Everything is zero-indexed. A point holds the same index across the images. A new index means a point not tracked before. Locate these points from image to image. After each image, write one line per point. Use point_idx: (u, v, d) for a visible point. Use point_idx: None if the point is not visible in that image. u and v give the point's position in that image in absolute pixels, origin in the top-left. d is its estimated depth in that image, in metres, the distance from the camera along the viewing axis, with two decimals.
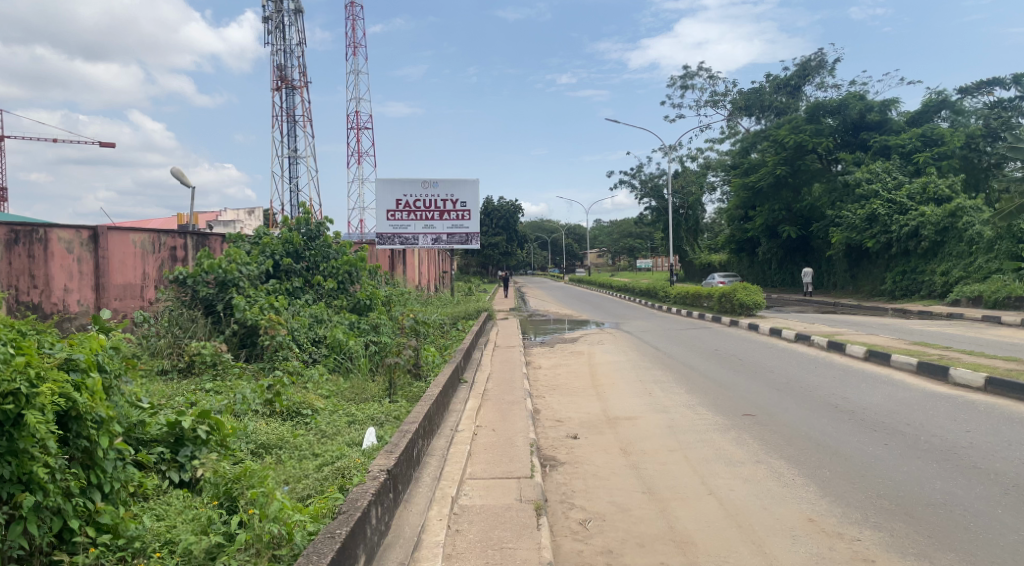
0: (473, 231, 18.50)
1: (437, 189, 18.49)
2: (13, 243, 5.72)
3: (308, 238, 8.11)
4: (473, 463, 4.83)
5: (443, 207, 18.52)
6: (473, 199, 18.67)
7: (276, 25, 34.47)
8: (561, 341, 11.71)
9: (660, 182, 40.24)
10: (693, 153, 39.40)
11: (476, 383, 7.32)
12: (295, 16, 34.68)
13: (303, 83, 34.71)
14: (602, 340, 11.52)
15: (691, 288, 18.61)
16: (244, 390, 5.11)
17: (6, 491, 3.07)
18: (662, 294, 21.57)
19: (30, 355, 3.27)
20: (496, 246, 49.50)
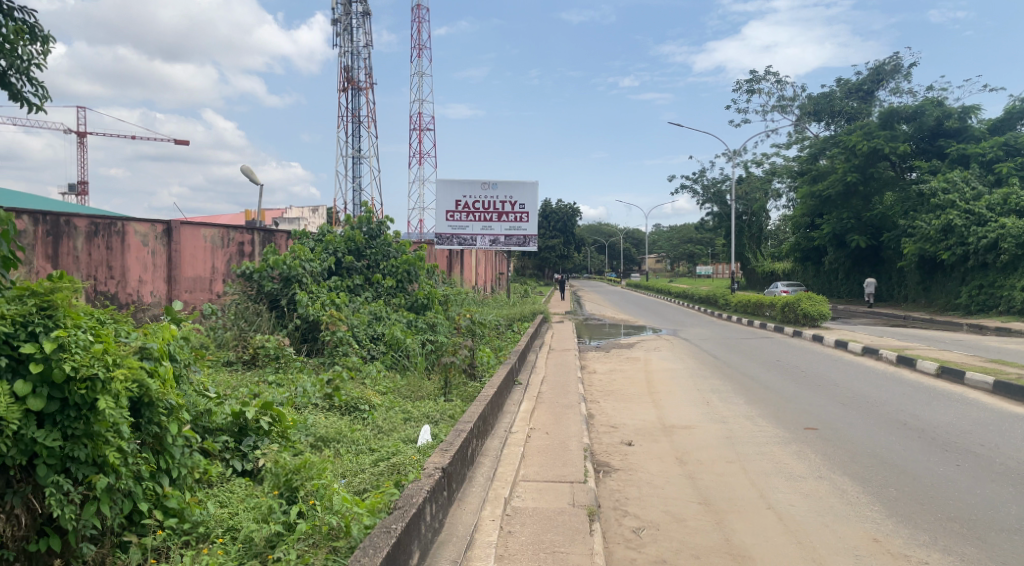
0: (531, 233, 18.49)
1: (496, 191, 18.54)
2: (93, 235, 5.97)
3: (369, 236, 8.30)
4: (526, 465, 4.83)
5: (502, 208, 18.57)
6: (531, 202, 18.57)
7: (345, 28, 35.39)
8: (617, 346, 11.62)
9: (723, 188, 39.57)
10: (757, 158, 38.57)
11: (531, 385, 7.33)
12: (362, 19, 35.45)
13: (369, 85, 35.60)
14: (659, 346, 11.38)
15: (753, 297, 18.20)
16: (305, 384, 5.26)
17: (82, 473, 3.23)
18: (722, 302, 21.17)
19: (108, 343, 3.43)
20: (553, 249, 49.55)
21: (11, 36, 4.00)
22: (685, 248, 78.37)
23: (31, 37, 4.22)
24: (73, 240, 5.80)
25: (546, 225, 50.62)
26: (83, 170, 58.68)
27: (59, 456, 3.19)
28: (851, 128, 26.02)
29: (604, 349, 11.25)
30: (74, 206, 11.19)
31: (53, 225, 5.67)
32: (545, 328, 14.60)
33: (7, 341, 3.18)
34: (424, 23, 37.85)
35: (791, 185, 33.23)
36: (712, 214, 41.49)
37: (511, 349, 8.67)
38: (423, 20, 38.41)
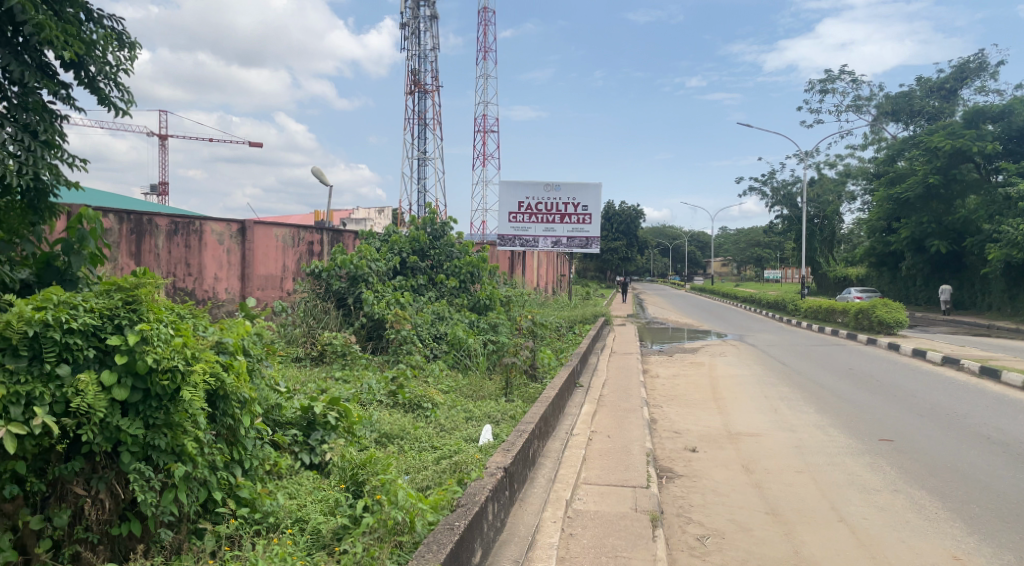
0: (594, 235, 18.43)
1: (560, 192, 18.58)
2: (173, 234, 6.23)
3: (433, 237, 8.43)
4: (588, 468, 4.81)
5: (565, 210, 18.55)
6: (595, 204, 18.49)
7: (412, 32, 36.05)
8: (681, 350, 11.43)
9: (792, 191, 38.54)
10: (829, 160, 37.39)
11: (592, 388, 7.29)
12: (430, 22, 35.95)
13: (436, 87, 36.13)
14: (724, 352, 11.14)
15: (824, 303, 17.61)
16: (370, 381, 5.37)
17: (162, 461, 3.38)
18: (792, 308, 20.57)
19: (187, 337, 3.57)
20: (615, 252, 49.15)
21: (99, 41, 4.19)
22: (749, 252, 76.52)
23: (119, 43, 4.41)
24: (154, 238, 6.05)
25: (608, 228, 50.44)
26: (164, 171, 61.60)
27: (142, 444, 3.34)
28: (932, 128, 24.98)
29: (668, 353, 11.08)
30: (160, 206, 11.76)
31: (136, 224, 5.93)
32: (606, 330, 14.52)
33: (96, 334, 3.35)
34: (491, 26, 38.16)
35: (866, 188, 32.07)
36: (781, 217, 40.43)
37: (573, 351, 8.61)
38: (489, 23, 38.73)
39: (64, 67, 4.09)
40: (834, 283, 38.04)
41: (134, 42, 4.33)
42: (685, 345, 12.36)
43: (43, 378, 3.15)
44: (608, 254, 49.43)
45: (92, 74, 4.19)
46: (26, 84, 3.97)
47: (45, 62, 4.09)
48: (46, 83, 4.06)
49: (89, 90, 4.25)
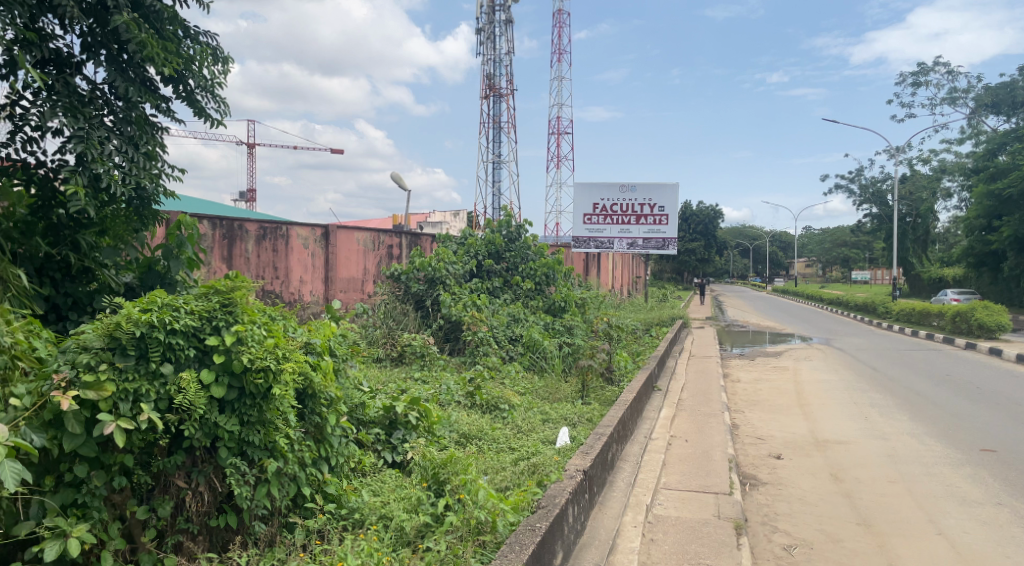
0: (671, 236, 18.13)
1: (635, 192, 18.43)
2: (262, 238, 6.50)
3: (509, 240, 8.52)
4: (667, 473, 4.74)
5: (641, 211, 18.37)
6: (671, 204, 18.19)
7: (488, 37, 36.56)
8: (764, 354, 11.11)
9: (880, 188, 36.92)
10: (921, 155, 35.58)
11: (670, 392, 7.18)
12: (505, 26, 36.22)
13: (510, 90, 36.39)
14: (809, 356, 10.77)
15: (919, 306, 16.74)
16: (449, 382, 5.48)
17: (256, 456, 3.56)
18: (884, 312, 19.65)
19: (279, 338, 3.73)
20: (692, 253, 48.11)
21: (195, 57, 4.42)
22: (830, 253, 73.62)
23: (213, 58, 4.64)
24: (245, 243, 6.32)
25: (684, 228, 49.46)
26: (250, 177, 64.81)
27: (237, 440, 3.53)
28: None
29: (749, 357, 10.78)
30: (258, 215, 12.41)
31: (228, 229, 6.19)
32: (684, 333, 14.31)
33: (196, 334, 3.52)
34: (566, 27, 38.16)
35: (964, 183, 30.36)
36: (868, 215, 38.69)
37: (650, 354, 8.49)
38: (562, 25, 38.73)
39: (164, 81, 4.32)
40: (926, 284, 36.10)
41: (228, 56, 4.53)
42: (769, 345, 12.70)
43: (149, 377, 3.34)
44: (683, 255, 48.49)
45: (189, 88, 4.41)
46: (131, 99, 4.20)
47: (148, 77, 4.32)
48: (148, 97, 4.29)
49: (187, 103, 4.47)
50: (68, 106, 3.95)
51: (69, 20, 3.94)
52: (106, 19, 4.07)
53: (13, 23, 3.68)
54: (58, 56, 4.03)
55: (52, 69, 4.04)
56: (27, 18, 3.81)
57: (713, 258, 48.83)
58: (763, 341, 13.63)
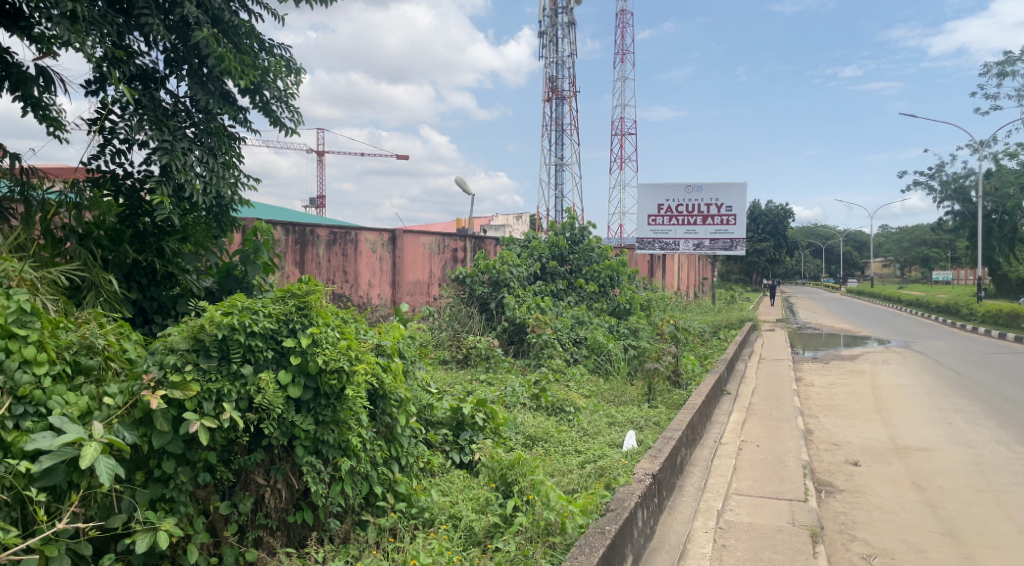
0: (739, 236, 17.71)
1: (701, 192, 18.09)
2: (332, 243, 6.64)
3: (572, 242, 8.53)
4: (738, 478, 4.65)
5: (707, 211, 18.02)
6: (739, 204, 17.75)
7: (551, 40, 36.75)
8: (838, 357, 10.74)
9: (962, 183, 35.16)
10: (1007, 148, 33.69)
11: (740, 396, 7.02)
12: (568, 28, 36.15)
13: (572, 92, 36.42)
14: (888, 360, 10.35)
15: (1009, 307, 15.83)
16: (514, 384, 5.52)
17: (330, 454, 3.67)
18: (970, 314, 18.66)
19: (351, 340, 3.85)
20: (761, 253, 46.69)
21: (271, 69, 4.58)
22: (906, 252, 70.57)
23: (287, 69, 4.79)
24: (316, 248, 6.46)
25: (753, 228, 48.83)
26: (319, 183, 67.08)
27: (313, 439, 3.64)
28: None
29: (824, 360, 10.41)
30: (341, 220, 12.97)
31: (300, 235, 6.31)
32: (753, 335, 13.99)
33: (274, 336, 3.65)
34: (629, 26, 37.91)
35: None
36: (950, 212, 36.84)
37: (718, 357, 8.31)
38: (624, 24, 38.45)
39: (242, 93, 4.49)
40: (1013, 285, 34.13)
41: (300, 67, 4.69)
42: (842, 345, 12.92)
43: (230, 377, 3.47)
44: (750, 256, 47.22)
45: (265, 98, 4.57)
46: (210, 111, 4.38)
47: (226, 90, 4.50)
48: (227, 109, 4.46)
49: (263, 113, 4.63)
50: (154, 120, 4.15)
51: (153, 37, 4.13)
52: (187, 35, 4.25)
53: (102, 42, 3.88)
54: (143, 71, 4.23)
55: (138, 84, 4.24)
56: (115, 36, 4.02)
57: (783, 258, 47.40)
58: (836, 340, 13.87)
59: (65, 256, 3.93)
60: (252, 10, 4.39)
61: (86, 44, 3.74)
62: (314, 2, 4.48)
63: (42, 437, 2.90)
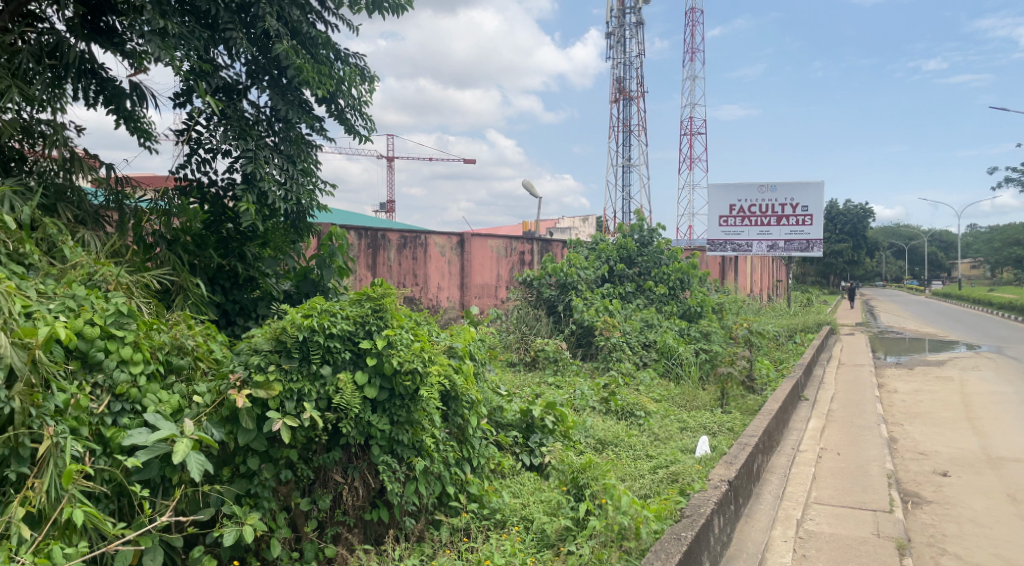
0: (816, 238, 17.29)
1: (775, 192, 17.67)
2: (403, 247, 6.76)
3: (641, 244, 8.46)
4: (818, 487, 4.51)
5: (782, 211, 17.62)
6: (817, 204, 17.32)
7: (618, 40, 36.61)
8: (924, 363, 10.26)
9: None
10: None
11: (818, 402, 6.79)
12: (636, 28, 35.74)
13: (641, 92, 36.20)
14: (978, 366, 9.82)
15: None
16: (583, 388, 5.51)
17: (405, 454, 3.75)
18: None
19: (425, 342, 3.91)
20: (838, 254, 44.90)
21: (346, 77, 4.71)
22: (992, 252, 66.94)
23: (361, 78, 4.92)
24: (387, 252, 6.59)
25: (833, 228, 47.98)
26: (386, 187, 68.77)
27: (388, 438, 3.72)
28: None
29: (907, 366, 9.97)
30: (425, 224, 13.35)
31: (372, 239, 6.44)
32: (832, 340, 13.47)
33: (351, 338, 3.75)
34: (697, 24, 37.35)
35: None
36: None
37: (794, 361, 8.07)
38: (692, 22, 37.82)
39: (319, 102, 4.62)
40: None
41: (373, 75, 4.80)
42: (927, 345, 13.41)
43: (310, 377, 3.58)
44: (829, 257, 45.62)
45: (340, 107, 4.70)
46: (289, 120, 4.54)
47: (304, 99, 4.64)
48: (304, 118, 4.60)
49: (338, 122, 4.76)
50: (238, 130, 4.33)
51: (235, 50, 4.30)
52: (267, 47, 4.41)
53: (190, 56, 4.07)
54: (227, 84, 4.41)
55: (221, 95, 4.42)
56: (201, 50, 4.20)
57: (860, 258, 45.61)
58: (921, 341, 14.38)
59: (156, 261, 4.13)
60: (328, 21, 4.51)
61: (175, 59, 3.93)
62: (387, 11, 4.57)
63: (139, 433, 3.06)
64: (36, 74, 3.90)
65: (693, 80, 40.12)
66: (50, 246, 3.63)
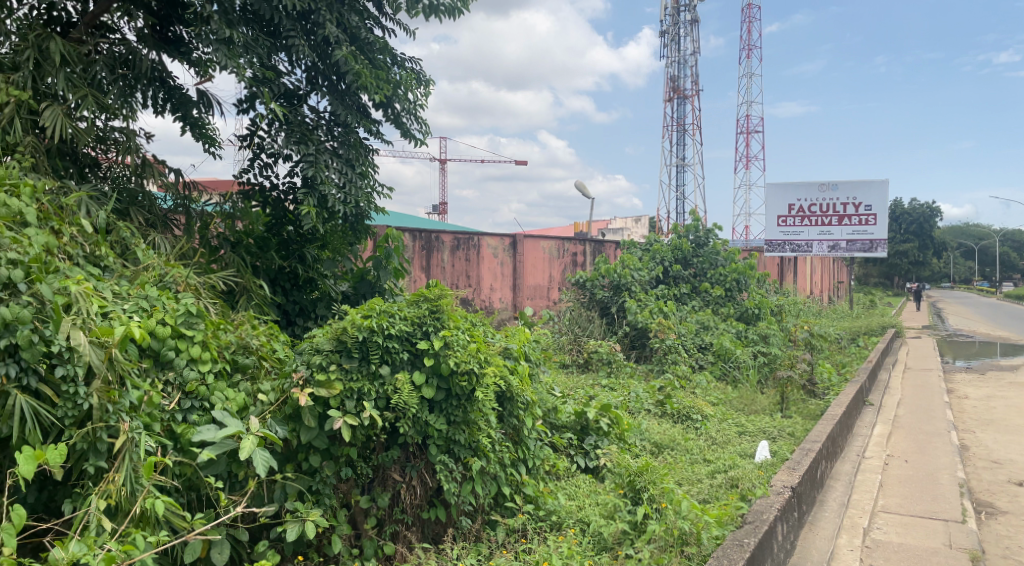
0: (881, 238, 16.80)
1: (837, 192, 17.24)
2: (456, 248, 6.81)
3: (696, 245, 8.36)
4: (886, 495, 4.37)
5: (844, 211, 17.22)
6: (881, 203, 16.91)
7: (673, 38, 36.25)
8: (997, 369, 9.84)
9: None
10: None
11: (882, 407, 6.57)
12: (691, 26, 35.28)
13: (696, 90, 35.82)
14: None
15: None
16: (638, 390, 5.47)
17: (462, 454, 3.78)
18: None
19: (481, 343, 3.93)
20: (905, 254, 43.48)
21: (403, 82, 4.78)
22: None
23: (417, 81, 4.98)
24: (441, 253, 6.65)
25: (896, 227, 46.41)
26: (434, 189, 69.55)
27: (445, 438, 3.75)
28: None
29: (979, 371, 9.57)
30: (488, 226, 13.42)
31: (426, 241, 6.51)
32: (897, 343, 13.02)
33: (409, 338, 3.78)
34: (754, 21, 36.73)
35: None
36: None
37: (857, 365, 7.83)
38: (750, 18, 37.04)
39: (376, 107, 4.70)
40: None
41: (429, 79, 4.85)
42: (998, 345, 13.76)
43: (369, 377, 3.63)
44: (897, 258, 44.10)
45: (397, 111, 4.76)
46: (348, 124, 4.63)
47: (362, 103, 4.72)
48: (362, 122, 4.68)
49: (394, 125, 4.83)
50: (299, 135, 4.43)
51: (296, 56, 4.41)
52: (327, 53, 4.50)
53: (253, 64, 4.17)
54: (287, 89, 4.52)
55: (283, 101, 4.54)
56: (264, 57, 4.31)
57: (925, 258, 43.94)
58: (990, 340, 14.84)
59: (221, 263, 4.25)
60: (386, 26, 4.58)
61: (240, 67, 4.04)
62: (443, 14, 4.61)
63: (207, 429, 3.15)
64: (108, 83, 4.04)
65: (748, 77, 39.37)
66: (124, 249, 3.77)
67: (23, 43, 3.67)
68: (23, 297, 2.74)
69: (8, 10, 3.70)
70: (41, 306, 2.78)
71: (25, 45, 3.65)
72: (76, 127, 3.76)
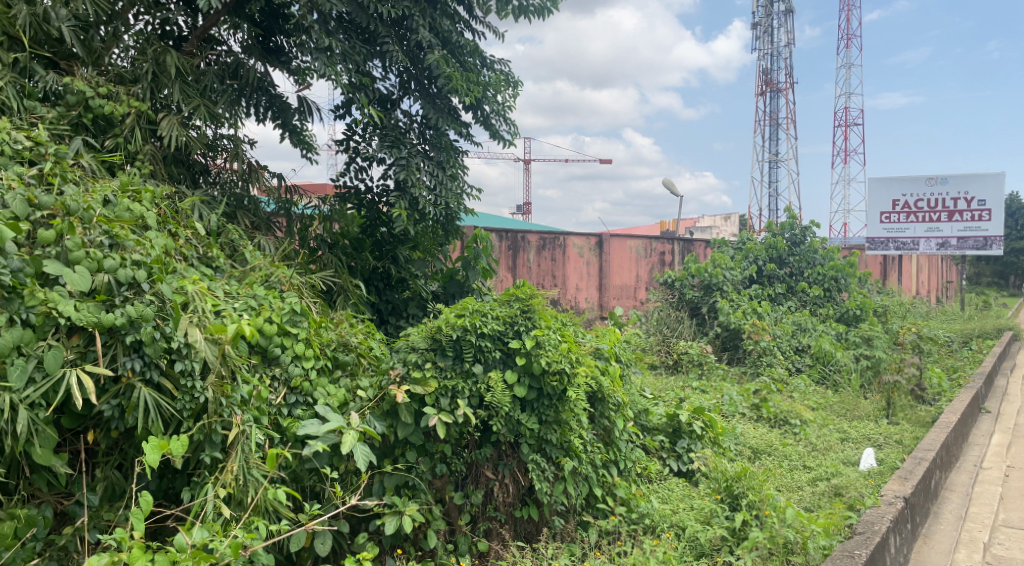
0: (995, 235, 15.83)
1: (945, 185, 16.29)
2: (542, 248, 6.83)
3: (792, 243, 8.10)
4: (1008, 509, 4.10)
5: (954, 206, 16.22)
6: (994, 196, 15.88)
7: (766, 30, 35.11)
8: None
9: None
10: None
11: (1000, 416, 6.15)
12: (785, 17, 34.11)
13: (790, 83, 34.62)
14: None
15: None
16: (732, 393, 5.35)
17: (554, 454, 3.77)
18: None
19: (571, 343, 3.87)
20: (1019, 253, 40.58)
21: (492, 83, 4.83)
22: None
23: (505, 83, 5.02)
24: (527, 253, 6.68)
25: None
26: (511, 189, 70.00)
27: (537, 438, 3.76)
28: None
29: None
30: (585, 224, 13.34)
31: (513, 240, 6.56)
32: (1015, 348, 12.16)
33: (501, 337, 3.78)
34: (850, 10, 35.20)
35: None
36: None
37: (970, 370, 7.36)
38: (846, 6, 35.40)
39: (466, 109, 4.76)
40: None
41: (518, 80, 4.87)
42: None
43: (463, 375, 3.67)
44: (1005, 256, 41.13)
45: (486, 112, 4.81)
46: (439, 127, 4.71)
47: (452, 106, 4.78)
48: (453, 124, 4.74)
49: (483, 126, 4.88)
50: (392, 139, 4.53)
51: (389, 62, 4.51)
52: (418, 59, 4.60)
53: (351, 71, 4.28)
54: (380, 95, 4.64)
55: (377, 106, 4.66)
56: (359, 63, 4.43)
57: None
58: None
59: (320, 263, 4.40)
60: (476, 29, 4.63)
61: (338, 75, 4.14)
62: (532, 15, 4.62)
63: (311, 424, 3.24)
64: (217, 92, 4.24)
65: (846, 68, 37.60)
66: (233, 250, 3.97)
67: (142, 57, 3.89)
68: (146, 297, 2.90)
69: (128, 25, 3.92)
70: (161, 305, 2.93)
71: (143, 59, 3.87)
72: (189, 135, 3.97)
